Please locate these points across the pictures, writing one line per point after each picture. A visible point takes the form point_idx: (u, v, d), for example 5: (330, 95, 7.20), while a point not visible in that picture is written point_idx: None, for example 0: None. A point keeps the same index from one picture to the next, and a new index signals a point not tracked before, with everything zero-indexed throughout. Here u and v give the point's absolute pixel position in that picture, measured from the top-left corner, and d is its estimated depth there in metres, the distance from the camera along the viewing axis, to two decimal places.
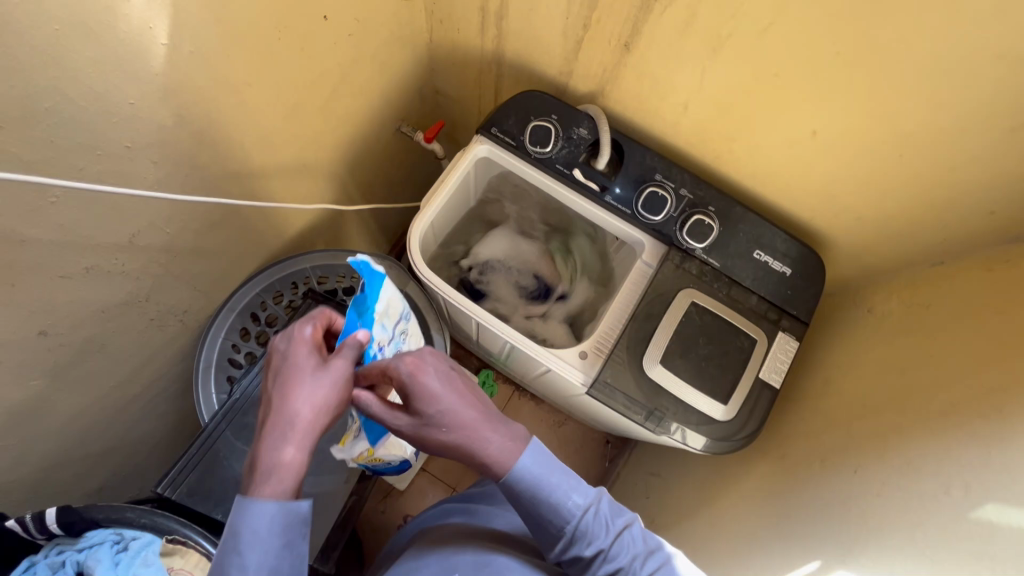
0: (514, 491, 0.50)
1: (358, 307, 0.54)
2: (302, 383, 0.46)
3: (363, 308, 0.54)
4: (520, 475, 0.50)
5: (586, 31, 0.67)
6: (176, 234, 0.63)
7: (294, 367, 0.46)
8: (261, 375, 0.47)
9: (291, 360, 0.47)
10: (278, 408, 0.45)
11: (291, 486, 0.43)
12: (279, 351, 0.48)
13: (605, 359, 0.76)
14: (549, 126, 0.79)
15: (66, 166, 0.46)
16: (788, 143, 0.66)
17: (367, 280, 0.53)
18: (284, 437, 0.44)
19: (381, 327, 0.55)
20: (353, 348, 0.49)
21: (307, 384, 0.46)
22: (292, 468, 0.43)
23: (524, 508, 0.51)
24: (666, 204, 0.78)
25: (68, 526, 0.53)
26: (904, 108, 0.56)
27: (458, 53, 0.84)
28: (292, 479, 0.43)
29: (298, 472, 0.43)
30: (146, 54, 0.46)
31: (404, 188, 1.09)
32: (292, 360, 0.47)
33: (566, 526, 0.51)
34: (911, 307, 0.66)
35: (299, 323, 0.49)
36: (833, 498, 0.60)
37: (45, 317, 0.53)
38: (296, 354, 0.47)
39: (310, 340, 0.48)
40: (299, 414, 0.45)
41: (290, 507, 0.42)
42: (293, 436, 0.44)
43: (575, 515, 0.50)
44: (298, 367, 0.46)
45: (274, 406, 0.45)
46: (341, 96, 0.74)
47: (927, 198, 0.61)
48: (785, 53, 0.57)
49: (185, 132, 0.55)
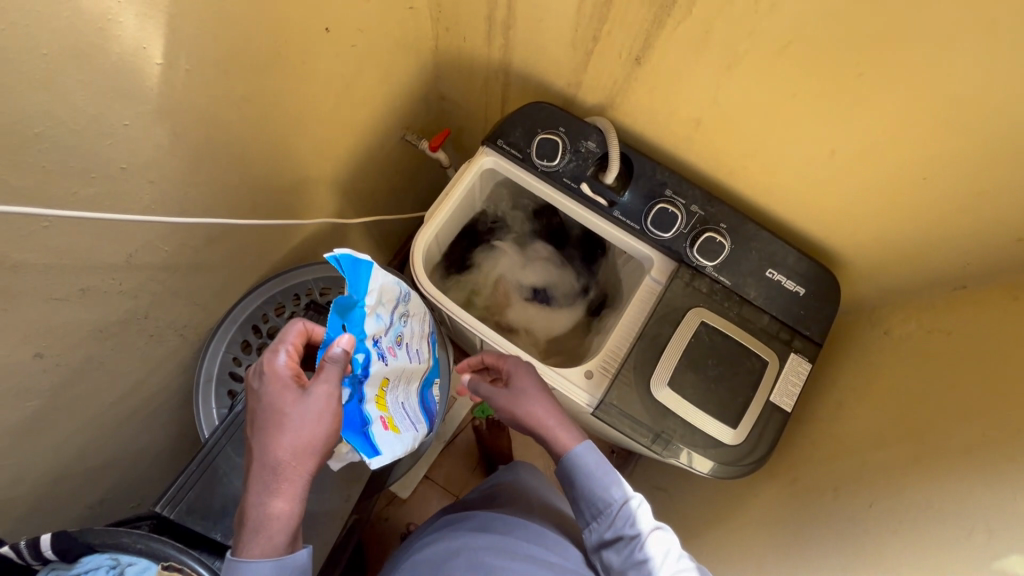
0: (566, 470, 0.61)
1: (340, 305, 0.47)
2: (277, 432, 0.48)
3: (347, 305, 0.47)
4: (576, 453, 0.60)
5: (596, 43, 0.65)
6: (174, 251, 0.61)
7: (271, 412, 0.49)
8: (244, 419, 0.51)
9: (267, 403, 0.49)
10: (261, 458, 0.48)
11: (280, 537, 0.47)
12: (257, 391, 0.50)
13: (611, 379, 0.75)
14: (557, 139, 0.77)
15: (59, 190, 0.45)
16: (805, 161, 0.64)
17: (351, 274, 0.44)
18: (268, 489, 0.48)
19: (373, 322, 0.49)
20: (337, 364, 0.47)
21: (282, 432, 0.48)
22: (281, 518, 0.47)
23: (569, 491, 0.61)
24: (677, 220, 0.76)
25: (64, 553, 0.53)
26: (929, 130, 0.53)
27: (464, 61, 0.81)
28: (280, 529, 0.47)
29: (286, 521, 0.48)
30: (141, 75, 0.45)
31: (408, 195, 1.08)
32: (267, 404, 0.49)
33: (608, 514, 0.58)
34: (931, 332, 0.63)
35: (271, 358, 0.51)
36: (846, 531, 0.58)
37: (41, 340, 0.52)
38: (272, 395, 0.49)
39: (282, 376, 0.50)
40: (279, 462, 0.48)
41: (282, 555, 0.48)
42: (277, 488, 0.48)
43: (615, 503, 0.57)
44: (275, 410, 0.49)
45: (257, 457, 0.48)
46: (344, 107, 0.72)
47: (951, 221, 0.59)
48: (805, 69, 0.54)
49: (183, 150, 0.54)
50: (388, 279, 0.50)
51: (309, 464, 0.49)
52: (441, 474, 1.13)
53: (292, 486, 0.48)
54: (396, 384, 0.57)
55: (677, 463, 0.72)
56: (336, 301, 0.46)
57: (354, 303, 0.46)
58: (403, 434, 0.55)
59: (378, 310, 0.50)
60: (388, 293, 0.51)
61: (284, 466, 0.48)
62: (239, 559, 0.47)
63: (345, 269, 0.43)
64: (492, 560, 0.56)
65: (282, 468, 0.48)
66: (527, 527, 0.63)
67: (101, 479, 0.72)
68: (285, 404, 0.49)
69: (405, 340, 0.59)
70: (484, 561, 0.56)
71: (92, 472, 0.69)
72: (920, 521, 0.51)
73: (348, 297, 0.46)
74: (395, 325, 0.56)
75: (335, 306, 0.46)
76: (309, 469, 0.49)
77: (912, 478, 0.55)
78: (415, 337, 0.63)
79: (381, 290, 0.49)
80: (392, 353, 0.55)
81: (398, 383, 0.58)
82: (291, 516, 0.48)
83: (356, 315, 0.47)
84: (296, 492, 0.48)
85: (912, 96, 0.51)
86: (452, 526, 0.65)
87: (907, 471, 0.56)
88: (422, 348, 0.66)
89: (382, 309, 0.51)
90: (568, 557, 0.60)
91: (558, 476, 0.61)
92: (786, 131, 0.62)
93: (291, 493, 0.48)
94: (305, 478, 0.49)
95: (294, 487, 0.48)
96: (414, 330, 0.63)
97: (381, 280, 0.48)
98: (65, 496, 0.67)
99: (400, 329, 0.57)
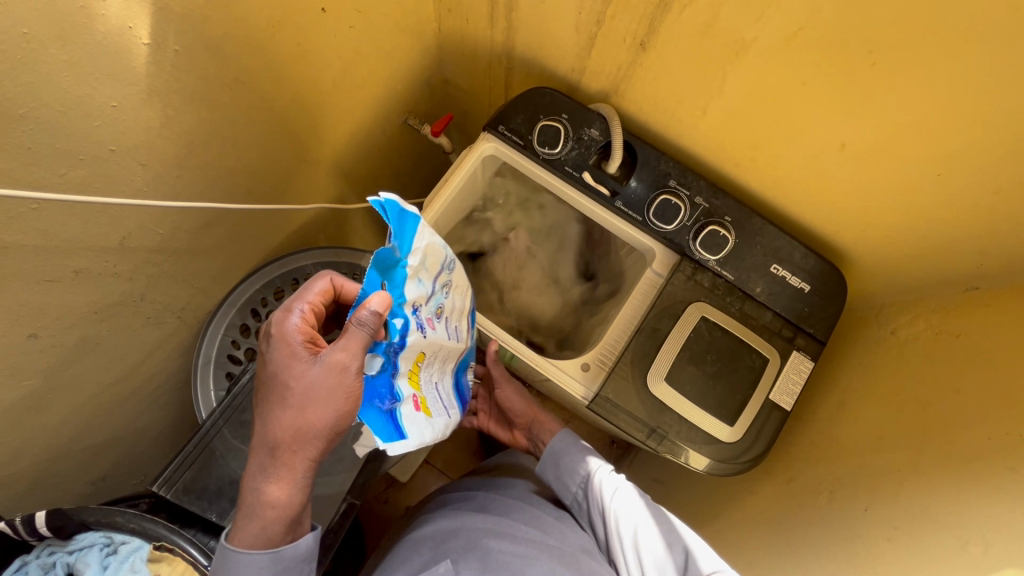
0: (554, 458, 0.72)
1: (380, 262, 0.43)
2: (280, 408, 0.46)
3: (388, 265, 0.43)
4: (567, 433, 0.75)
5: (601, 27, 0.62)
6: (169, 234, 0.61)
7: (277, 382, 0.47)
8: (255, 381, 0.49)
9: (275, 370, 0.47)
10: (262, 437, 0.47)
11: (276, 525, 0.48)
12: (268, 352, 0.48)
13: (607, 373, 0.74)
14: (559, 127, 0.75)
15: (47, 172, 0.44)
16: (814, 155, 0.62)
17: (395, 228, 0.40)
18: (267, 473, 0.48)
19: (414, 287, 0.46)
20: (365, 329, 0.42)
21: (285, 409, 0.46)
22: (280, 489, 0.48)
23: (554, 471, 0.71)
24: (680, 212, 0.74)
25: (59, 529, 0.55)
26: (945, 123, 0.51)
27: (466, 43, 0.79)
28: (276, 517, 0.48)
29: (281, 509, 0.48)
30: (128, 54, 0.44)
31: (410, 180, 1.07)
32: (275, 371, 0.47)
33: (587, 480, 0.69)
34: (939, 335, 0.61)
35: (284, 317, 0.48)
36: (841, 535, 0.57)
37: (36, 320, 0.52)
38: (280, 361, 0.47)
39: (294, 339, 0.47)
40: (280, 444, 0.47)
41: (279, 545, 0.49)
42: (275, 473, 0.47)
43: (591, 469, 0.69)
44: (282, 378, 0.47)
45: (261, 426, 0.48)
46: (343, 90, 0.71)
47: (967, 220, 0.57)
48: (816, 58, 0.52)
49: (175, 133, 0.53)
50: (433, 241, 0.47)
51: (310, 450, 0.47)
52: (440, 460, 1.14)
53: (291, 473, 0.48)
54: (430, 361, 0.55)
55: (674, 459, 0.71)
56: (376, 255, 0.42)
57: (398, 262, 0.43)
58: (433, 417, 0.54)
59: (421, 274, 0.47)
60: (432, 257, 0.49)
61: (285, 441, 0.47)
62: (240, 518, 0.48)
63: (390, 219, 0.40)
64: (491, 543, 0.59)
65: (283, 442, 0.47)
66: (524, 515, 0.65)
67: (101, 456, 0.73)
68: (292, 375, 0.46)
69: (445, 313, 0.57)
70: (482, 545, 0.58)
71: (92, 450, 0.70)
72: (918, 529, 0.50)
73: (392, 255, 0.42)
74: (437, 295, 0.53)
75: (373, 262, 0.42)
76: (312, 447, 0.47)
77: (913, 484, 0.53)
78: (455, 313, 0.61)
79: (425, 251, 0.46)
80: (432, 326, 0.52)
81: (432, 361, 0.56)
82: (287, 504, 0.48)
83: (398, 276, 0.43)
84: (294, 479, 0.48)
85: (931, 87, 0.49)
86: (450, 509, 0.68)
87: (907, 477, 0.54)
88: (462, 324, 0.64)
89: (425, 275, 0.48)
90: (563, 540, 0.63)
91: (542, 469, 0.72)
92: (795, 123, 0.59)
93: (289, 480, 0.48)
94: (306, 455, 0.47)
95: (294, 474, 0.48)
96: (456, 304, 0.61)
97: (425, 241, 0.45)
98: (66, 472, 0.68)
99: (441, 300, 0.55)
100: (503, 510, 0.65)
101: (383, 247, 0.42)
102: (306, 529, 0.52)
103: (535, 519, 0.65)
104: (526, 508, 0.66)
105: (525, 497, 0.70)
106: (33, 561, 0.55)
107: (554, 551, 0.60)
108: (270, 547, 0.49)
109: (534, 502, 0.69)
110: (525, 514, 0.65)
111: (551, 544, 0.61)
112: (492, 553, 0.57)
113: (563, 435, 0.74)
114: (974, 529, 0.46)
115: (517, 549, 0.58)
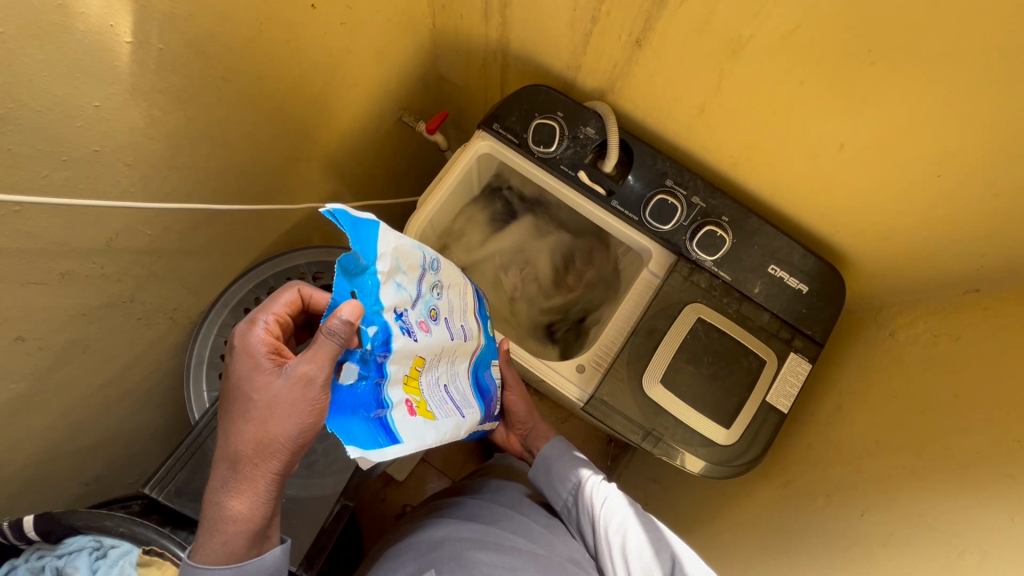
0: (545, 467, 0.72)
1: (346, 268, 0.43)
2: (241, 421, 0.46)
3: (356, 271, 0.43)
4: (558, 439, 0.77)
5: (596, 24, 0.61)
6: (158, 235, 0.60)
7: (239, 394, 0.46)
8: (220, 393, 0.49)
9: (238, 381, 0.47)
10: (224, 450, 0.47)
11: (238, 541, 0.48)
12: (232, 364, 0.48)
13: (603, 374, 0.73)
14: (554, 125, 0.74)
15: (29, 174, 0.44)
16: (813, 155, 0.61)
17: (353, 235, 0.41)
18: (228, 487, 0.47)
19: (390, 292, 0.46)
20: (335, 338, 0.42)
21: (246, 421, 0.46)
22: (242, 502, 0.47)
23: (546, 479, 0.71)
24: (677, 212, 0.73)
25: (47, 534, 0.55)
26: (946, 124, 0.50)
27: (461, 39, 0.78)
28: (237, 532, 0.47)
29: (242, 524, 0.47)
30: (109, 53, 0.43)
31: (406, 177, 1.06)
32: (237, 383, 0.47)
33: (577, 489, 0.69)
34: (939, 338, 0.61)
35: (248, 329, 0.48)
36: (837, 541, 0.57)
37: (22, 323, 0.52)
38: (243, 372, 0.47)
39: (257, 351, 0.47)
40: (241, 457, 0.46)
41: (243, 561, 0.49)
42: (236, 488, 0.47)
43: (581, 478, 0.69)
44: (245, 390, 0.46)
45: (224, 438, 0.47)
46: (335, 87, 0.70)
47: (969, 222, 0.55)
48: (815, 57, 0.50)
49: (162, 133, 0.52)
50: (405, 243, 0.47)
51: (271, 463, 0.47)
52: (437, 459, 1.13)
53: (253, 487, 0.47)
54: (431, 364, 0.54)
55: (670, 462, 0.71)
56: (341, 262, 0.42)
57: (366, 268, 0.43)
58: (437, 421, 0.53)
59: (398, 278, 0.47)
60: (407, 259, 0.48)
61: (247, 454, 0.46)
62: (202, 531, 0.48)
63: (344, 226, 0.39)
64: (475, 555, 0.59)
65: (245, 455, 0.46)
66: (513, 522, 0.65)
67: (94, 457, 0.72)
68: (254, 387, 0.46)
69: (442, 313, 0.56)
70: (466, 558, 0.58)
71: (84, 451, 0.70)
72: (915, 536, 0.49)
73: (357, 261, 0.43)
74: (427, 296, 0.53)
75: (339, 268, 0.43)
76: (274, 461, 0.47)
77: (911, 491, 0.53)
78: (456, 312, 0.60)
79: (396, 254, 0.46)
80: (424, 329, 0.51)
81: (435, 364, 0.55)
82: (248, 519, 0.47)
83: (368, 282, 0.43)
84: (255, 494, 0.47)
85: (932, 87, 0.47)
86: (438, 517, 0.68)
87: (905, 483, 0.54)
88: (467, 323, 0.63)
89: (404, 278, 0.48)
90: (551, 549, 0.63)
91: (535, 474, 0.73)
92: (794, 122, 0.58)
93: (250, 495, 0.47)
94: (269, 469, 0.47)
95: (255, 489, 0.47)
96: (455, 303, 0.60)
97: (393, 243, 0.45)
98: (57, 474, 0.68)
99: (434, 302, 0.54)
100: (491, 518, 0.66)
101: (346, 253, 0.42)
102: (273, 543, 0.52)
103: (524, 529, 0.65)
104: (516, 517, 0.66)
105: (517, 505, 0.70)
106: (21, 565, 0.55)
107: (541, 561, 0.60)
108: (235, 563, 0.48)
109: (526, 510, 0.69)
110: (515, 524, 0.65)
111: (538, 555, 0.61)
112: (476, 563, 0.58)
113: (557, 442, 0.74)
114: (972, 537, 0.45)
115: (502, 560, 0.58)
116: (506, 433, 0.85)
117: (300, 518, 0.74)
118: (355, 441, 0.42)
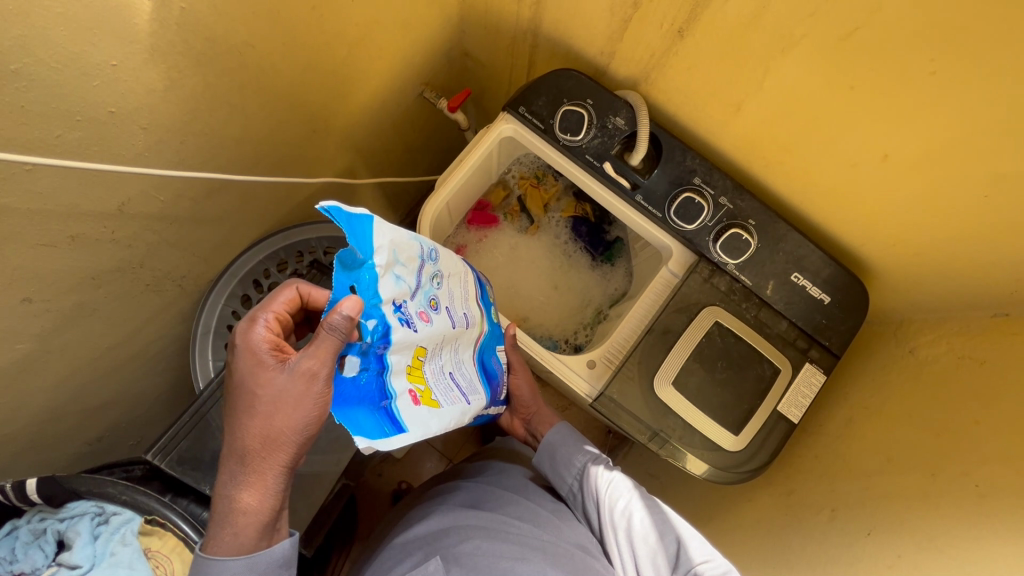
0: (550, 452, 0.72)
1: (345, 261, 0.42)
2: (247, 416, 0.45)
3: (353, 264, 0.42)
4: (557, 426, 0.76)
5: (637, 9, 0.58)
6: (171, 202, 0.59)
7: (243, 390, 0.45)
8: (223, 390, 0.47)
9: (241, 379, 0.45)
10: (231, 445, 0.46)
11: (248, 533, 0.46)
12: (234, 361, 0.46)
13: (614, 372, 0.73)
14: (583, 112, 0.71)
15: (42, 134, 0.42)
16: (853, 163, 0.58)
17: (350, 230, 0.40)
18: (237, 480, 0.46)
19: (390, 283, 0.45)
20: (337, 333, 0.40)
21: (252, 416, 0.45)
22: (252, 495, 0.46)
23: (550, 463, 0.71)
24: (703, 212, 0.71)
25: (49, 498, 0.58)
26: (998, 143, 0.47)
27: (490, 15, 0.74)
28: (248, 525, 0.46)
29: (253, 516, 0.46)
30: (128, 9, 0.40)
31: (424, 153, 1.04)
32: (242, 380, 0.45)
33: (581, 471, 0.69)
34: (962, 360, 0.59)
35: (248, 328, 0.46)
36: (840, 556, 0.56)
37: (29, 284, 0.50)
38: (247, 370, 0.45)
39: (259, 348, 0.45)
40: (249, 451, 0.45)
41: (254, 552, 0.47)
42: (246, 480, 0.46)
43: (584, 461, 0.70)
44: (248, 386, 0.45)
45: (230, 434, 0.46)
46: (360, 59, 0.67)
47: (1008, 245, 0.53)
48: (866, 64, 0.48)
49: (178, 97, 0.50)
50: (401, 234, 0.46)
51: (280, 456, 0.46)
52: (437, 439, 1.13)
53: (262, 479, 0.46)
54: (435, 352, 0.53)
55: (674, 464, 0.71)
56: (340, 256, 0.42)
57: (363, 262, 0.42)
58: (441, 408, 0.52)
59: (396, 269, 0.46)
60: (405, 252, 0.47)
61: (255, 450, 0.45)
62: (212, 526, 0.47)
63: (339, 222, 0.39)
64: (477, 543, 0.58)
65: (252, 451, 0.45)
66: (518, 509, 0.65)
67: (98, 419, 0.72)
68: (258, 383, 0.45)
69: (443, 302, 0.55)
70: (468, 547, 0.58)
71: (87, 413, 0.70)
72: (923, 560, 0.49)
73: (355, 255, 0.42)
74: (427, 287, 0.51)
75: (338, 262, 0.42)
76: (282, 455, 0.46)
77: (922, 513, 0.52)
78: (459, 300, 0.59)
79: (392, 246, 0.44)
80: (426, 320, 0.50)
81: (438, 352, 0.54)
82: (258, 510, 0.47)
83: (365, 276, 0.42)
84: (265, 486, 0.46)
85: (994, 102, 0.45)
86: (440, 503, 0.68)
87: (915, 505, 0.53)
88: (470, 310, 0.61)
89: (402, 269, 0.46)
90: (560, 537, 0.62)
91: (538, 461, 0.72)
92: (836, 127, 0.56)
93: (259, 487, 0.46)
94: (279, 462, 0.46)
95: (264, 480, 0.46)
96: (456, 291, 0.59)
97: (389, 236, 0.44)
98: (61, 435, 0.68)
99: (433, 292, 0.53)
100: (496, 505, 0.65)
101: (344, 248, 0.42)
102: (283, 534, 0.50)
103: (530, 514, 0.64)
104: (520, 503, 0.66)
105: (521, 490, 0.69)
106: (24, 525, 0.59)
107: (550, 548, 0.59)
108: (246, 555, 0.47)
109: (530, 496, 0.69)
110: (519, 509, 0.65)
111: (545, 542, 0.60)
112: (482, 554, 0.57)
113: (559, 429, 0.74)
114: (984, 567, 0.44)
115: (508, 550, 0.57)
116: (509, 417, 0.85)
117: (301, 493, 0.74)
118: (361, 432, 0.42)
